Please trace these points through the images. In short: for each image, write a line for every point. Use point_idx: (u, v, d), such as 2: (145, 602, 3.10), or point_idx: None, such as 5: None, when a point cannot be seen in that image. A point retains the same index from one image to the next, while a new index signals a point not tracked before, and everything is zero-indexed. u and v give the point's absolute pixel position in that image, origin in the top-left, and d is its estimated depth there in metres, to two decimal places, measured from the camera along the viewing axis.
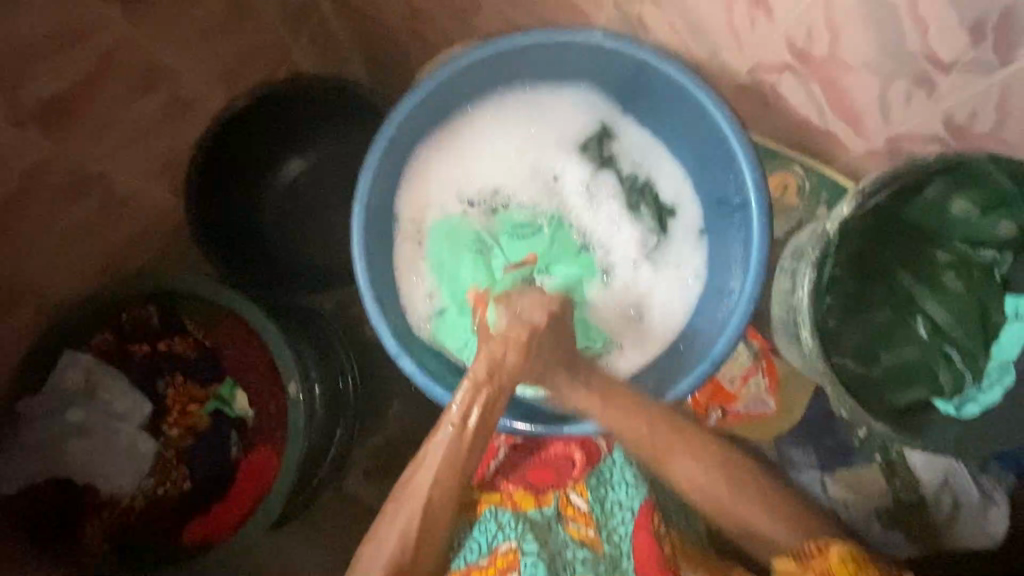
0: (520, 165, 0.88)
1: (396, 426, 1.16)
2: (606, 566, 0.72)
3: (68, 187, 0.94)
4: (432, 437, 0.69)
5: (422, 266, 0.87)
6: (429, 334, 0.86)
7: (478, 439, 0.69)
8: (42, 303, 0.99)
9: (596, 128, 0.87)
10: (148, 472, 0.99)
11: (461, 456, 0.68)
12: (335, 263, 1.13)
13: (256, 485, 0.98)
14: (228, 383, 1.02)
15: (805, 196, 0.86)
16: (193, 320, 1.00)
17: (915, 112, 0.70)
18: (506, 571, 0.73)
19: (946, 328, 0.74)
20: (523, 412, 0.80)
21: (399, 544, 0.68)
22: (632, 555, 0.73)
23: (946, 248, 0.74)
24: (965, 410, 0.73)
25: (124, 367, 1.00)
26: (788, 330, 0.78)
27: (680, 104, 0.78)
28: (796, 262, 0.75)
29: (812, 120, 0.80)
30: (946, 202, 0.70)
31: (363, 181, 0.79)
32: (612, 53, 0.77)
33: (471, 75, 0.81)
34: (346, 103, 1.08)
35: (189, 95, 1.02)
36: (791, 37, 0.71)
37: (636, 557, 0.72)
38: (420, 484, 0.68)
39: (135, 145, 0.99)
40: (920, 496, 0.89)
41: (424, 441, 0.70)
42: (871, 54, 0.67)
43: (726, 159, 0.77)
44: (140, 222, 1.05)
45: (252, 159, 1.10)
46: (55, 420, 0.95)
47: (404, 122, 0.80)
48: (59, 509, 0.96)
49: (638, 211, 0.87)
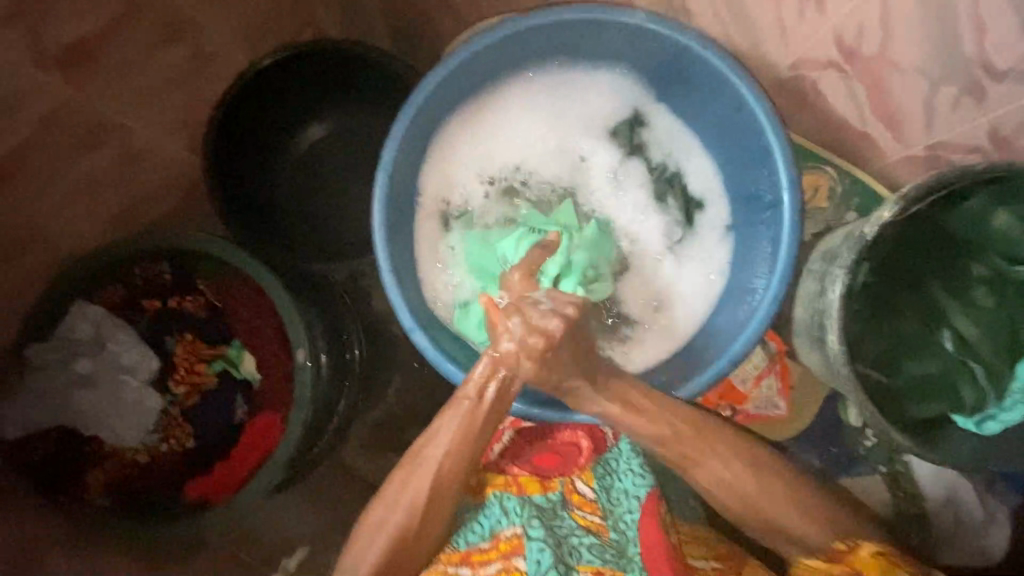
0: (547, 147, 0.86)
1: (398, 401, 1.15)
2: (613, 553, 0.72)
3: (87, 136, 0.93)
4: (445, 410, 0.67)
5: (442, 244, 0.86)
6: (453, 325, 0.84)
7: (493, 413, 0.66)
8: (52, 252, 0.98)
9: (628, 114, 0.85)
10: (153, 427, 0.99)
11: (476, 427, 0.66)
12: (347, 233, 1.10)
13: (258, 447, 0.98)
14: (235, 345, 1.02)
15: (836, 199, 0.86)
16: (206, 279, 0.99)
17: (960, 119, 0.68)
18: (508, 556, 0.72)
19: (974, 344, 0.72)
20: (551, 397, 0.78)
21: (401, 514, 0.67)
22: (638, 541, 0.72)
23: (982, 262, 0.72)
24: (985, 427, 0.71)
25: (134, 322, 1.01)
26: (811, 334, 0.77)
27: (716, 94, 0.76)
28: (827, 265, 0.74)
29: (850, 121, 0.78)
30: (987, 215, 0.68)
31: (387, 153, 0.77)
32: (654, 37, 0.75)
33: (506, 50, 0.78)
34: (369, 69, 1.04)
35: (211, 49, 0.99)
36: (840, 34, 0.68)
37: (641, 543, 0.71)
38: (430, 456, 0.66)
39: (154, 97, 0.97)
40: (923, 508, 0.89)
41: (437, 413, 0.67)
42: (920, 57, 0.65)
43: (759, 155, 0.75)
44: (154, 177, 1.04)
45: (273, 120, 1.08)
46: (60, 370, 0.94)
47: (434, 94, 0.78)
48: (59, 461, 0.96)
49: (664, 202, 0.85)
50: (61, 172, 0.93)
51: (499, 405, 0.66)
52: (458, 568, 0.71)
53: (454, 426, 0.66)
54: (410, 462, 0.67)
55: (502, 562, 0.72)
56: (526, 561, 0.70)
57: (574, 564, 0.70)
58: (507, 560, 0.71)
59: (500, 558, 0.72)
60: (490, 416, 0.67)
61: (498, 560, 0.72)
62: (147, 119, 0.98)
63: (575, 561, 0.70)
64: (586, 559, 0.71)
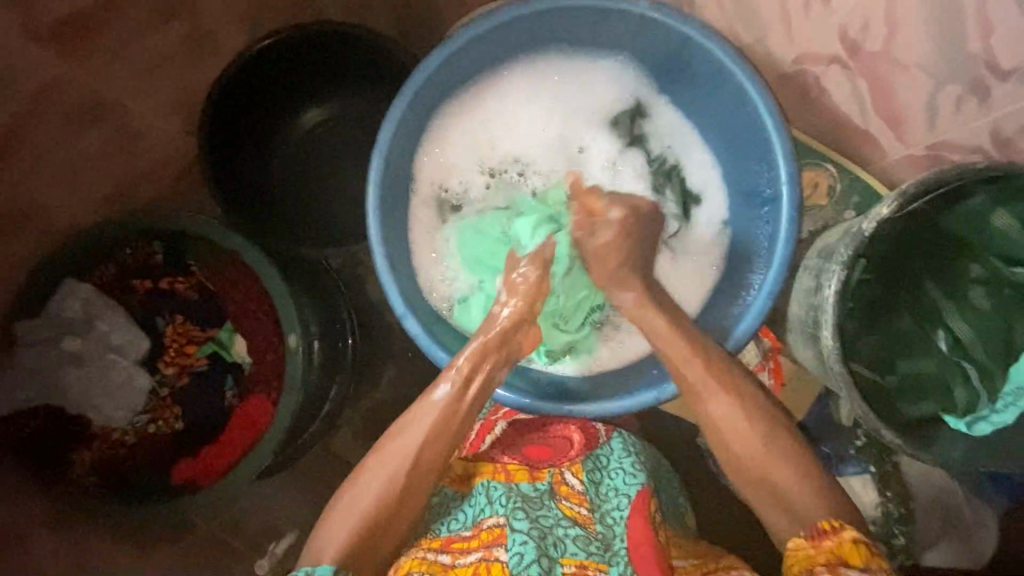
0: (547, 136, 0.85)
1: (388, 390, 1.14)
2: (598, 546, 0.69)
3: (81, 113, 0.92)
4: (429, 391, 0.69)
5: (437, 231, 0.85)
6: (450, 317, 0.84)
7: (476, 402, 0.70)
8: (45, 228, 0.97)
9: (629, 105, 0.84)
10: (142, 408, 0.99)
11: (460, 413, 0.68)
12: (341, 219, 1.09)
13: (246, 431, 0.97)
14: (227, 328, 1.01)
15: (834, 198, 0.85)
16: (199, 262, 0.99)
17: (963, 120, 0.67)
18: (490, 545, 0.68)
19: (968, 345, 0.72)
20: (542, 385, 0.79)
21: (373, 499, 0.64)
22: (625, 537, 0.70)
23: (979, 262, 0.71)
24: (976, 428, 0.71)
25: (124, 302, 0.99)
26: (804, 330, 0.77)
27: (719, 87, 0.75)
28: (823, 262, 0.73)
29: (853, 119, 0.77)
30: (988, 215, 0.68)
31: (384, 136, 0.76)
32: (657, 27, 0.74)
33: (508, 36, 0.77)
34: (368, 53, 1.03)
35: (209, 28, 0.97)
36: (845, 29, 0.68)
37: (629, 541, 0.70)
38: (412, 433, 0.67)
39: (151, 75, 0.95)
40: (909, 508, 0.90)
41: (419, 397, 0.69)
42: (925, 55, 0.64)
43: (760, 149, 0.75)
44: (149, 156, 1.02)
45: (271, 102, 1.07)
46: (51, 348, 0.93)
47: (434, 78, 0.77)
48: (45, 439, 0.95)
49: (662, 194, 0.85)
50: (54, 147, 0.92)
51: (486, 390, 0.70)
52: (438, 555, 0.68)
53: (438, 411, 0.68)
54: (388, 446, 0.67)
55: (484, 552, 0.68)
56: (508, 553, 0.66)
57: (558, 556, 0.66)
58: (487, 549, 0.68)
59: (481, 547, 0.69)
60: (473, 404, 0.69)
61: (479, 549, 0.69)
62: (143, 97, 0.96)
63: (559, 553, 0.67)
64: (571, 551, 0.67)
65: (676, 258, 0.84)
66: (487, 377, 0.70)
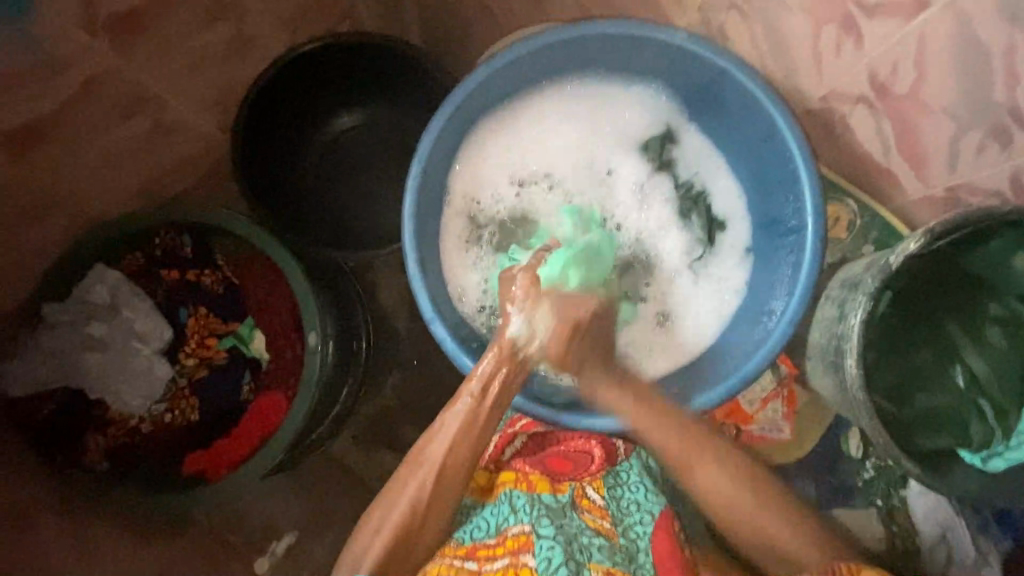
0: (578, 155, 0.88)
1: (394, 395, 1.14)
2: (623, 556, 0.72)
3: (124, 106, 0.94)
4: (451, 404, 0.71)
5: (465, 242, 0.87)
6: (476, 324, 0.86)
7: (498, 405, 0.71)
8: (78, 212, 0.99)
9: (658, 131, 0.87)
10: (159, 398, 0.99)
11: (477, 424, 0.70)
12: (362, 223, 1.11)
13: (259, 425, 0.98)
14: (248, 323, 1.02)
15: (854, 231, 0.87)
16: (227, 257, 1.01)
17: (985, 162, 0.70)
18: (516, 552, 0.72)
19: (984, 381, 0.75)
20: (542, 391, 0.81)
21: (401, 517, 0.68)
22: (650, 551, 0.74)
23: (999, 302, 0.74)
24: (991, 464, 0.72)
25: (150, 291, 1.00)
26: (826, 358, 0.78)
27: (749, 119, 0.78)
28: (847, 293, 0.76)
29: (873, 156, 0.80)
30: (1009, 256, 0.71)
31: (424, 145, 0.78)
32: (694, 59, 0.76)
33: (548, 57, 0.80)
34: (399, 64, 1.06)
35: (253, 32, 1.00)
36: (874, 72, 0.70)
37: (653, 553, 0.74)
38: (434, 451, 0.69)
39: (194, 72, 0.98)
40: (915, 545, 0.89)
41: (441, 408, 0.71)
42: (950, 99, 0.67)
43: (786, 180, 0.77)
44: (183, 149, 1.05)
45: (304, 107, 1.10)
46: (75, 332, 0.95)
47: (475, 92, 0.79)
48: (63, 422, 0.96)
49: (687, 219, 0.87)
50: (93, 137, 0.94)
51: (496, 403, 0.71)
52: (464, 562, 0.72)
53: (459, 421, 0.69)
54: (413, 463, 0.70)
55: (510, 558, 0.72)
56: (536, 558, 0.71)
57: (585, 562, 0.70)
58: (514, 556, 0.72)
59: (507, 554, 0.72)
60: (493, 408, 0.71)
61: (505, 556, 0.72)
62: (183, 93, 0.99)
63: (585, 559, 0.71)
64: (597, 558, 0.71)
65: (696, 280, 0.87)
66: (503, 386, 0.70)
